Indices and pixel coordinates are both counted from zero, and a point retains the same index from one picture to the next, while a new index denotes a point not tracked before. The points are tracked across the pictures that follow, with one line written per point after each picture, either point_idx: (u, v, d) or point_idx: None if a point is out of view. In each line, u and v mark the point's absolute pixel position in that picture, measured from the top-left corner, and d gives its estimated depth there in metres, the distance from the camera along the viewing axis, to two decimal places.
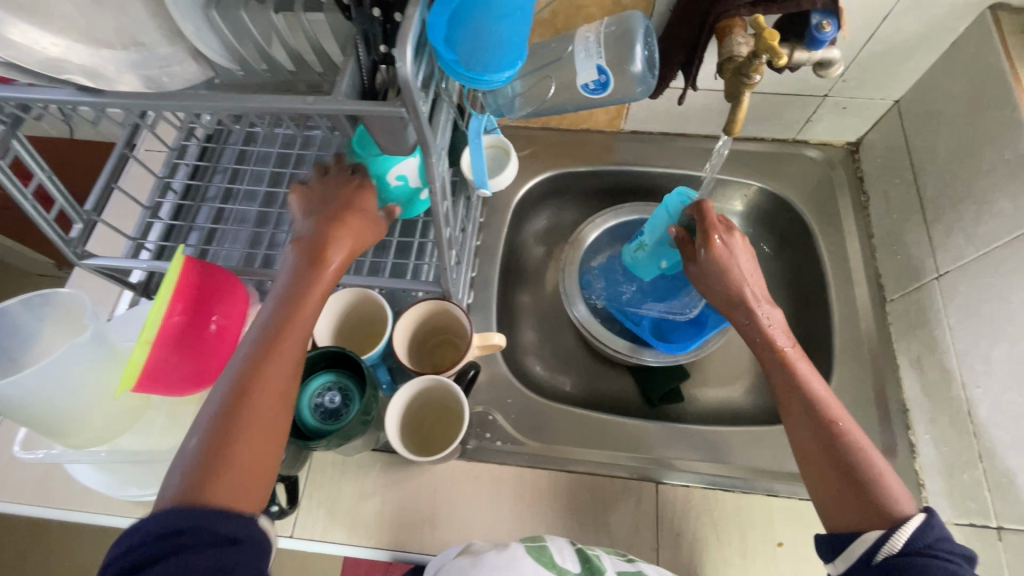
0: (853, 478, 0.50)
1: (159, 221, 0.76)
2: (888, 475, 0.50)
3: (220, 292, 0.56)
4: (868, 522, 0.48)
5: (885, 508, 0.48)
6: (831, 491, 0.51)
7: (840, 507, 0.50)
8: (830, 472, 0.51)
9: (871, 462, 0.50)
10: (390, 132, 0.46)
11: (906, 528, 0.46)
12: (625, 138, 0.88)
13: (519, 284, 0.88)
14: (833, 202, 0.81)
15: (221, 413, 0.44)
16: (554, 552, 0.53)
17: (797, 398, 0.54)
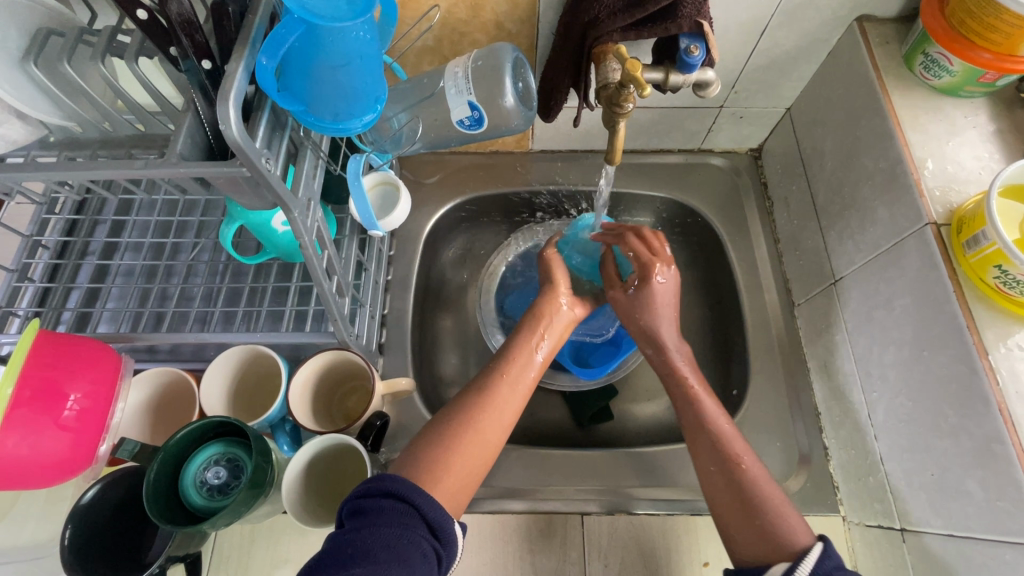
0: (751, 514, 0.51)
1: (29, 285, 0.68)
2: (785, 509, 0.51)
3: (83, 366, 0.51)
4: (770, 558, 0.48)
5: (784, 543, 0.48)
6: (736, 524, 0.52)
7: (746, 542, 0.50)
8: (732, 506, 0.52)
9: (764, 497, 0.51)
10: (241, 190, 0.43)
11: (806, 558, 0.45)
12: (536, 157, 0.87)
13: (441, 315, 0.85)
14: (740, 210, 0.82)
15: (445, 429, 0.52)
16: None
17: (701, 436, 0.57)
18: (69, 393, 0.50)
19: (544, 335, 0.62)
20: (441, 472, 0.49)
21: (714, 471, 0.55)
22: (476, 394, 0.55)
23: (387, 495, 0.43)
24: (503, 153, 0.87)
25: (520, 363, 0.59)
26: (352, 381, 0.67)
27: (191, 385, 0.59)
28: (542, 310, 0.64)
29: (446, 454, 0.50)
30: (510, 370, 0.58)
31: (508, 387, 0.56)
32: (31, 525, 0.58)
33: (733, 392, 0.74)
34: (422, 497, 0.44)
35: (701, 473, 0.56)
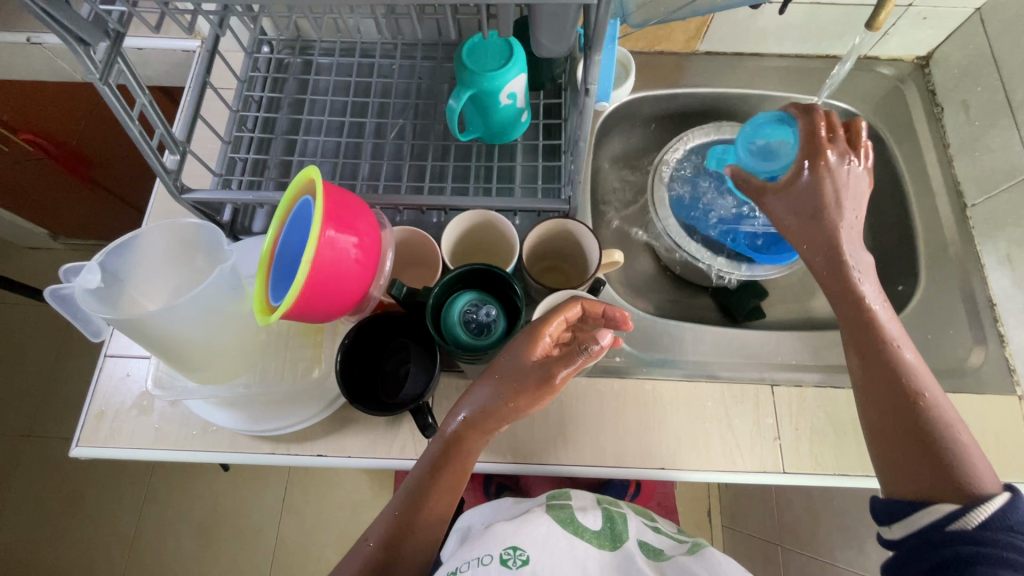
0: (933, 461, 0.49)
1: (243, 155, 0.71)
2: (965, 446, 0.50)
3: (359, 215, 0.55)
4: (942, 495, 0.48)
5: (955, 478, 0.48)
6: (903, 463, 0.51)
7: (911, 478, 0.50)
8: (909, 446, 0.51)
9: (944, 438, 0.50)
10: (556, 27, 0.46)
11: (987, 506, 0.46)
12: (699, 59, 0.88)
13: (601, 212, 0.88)
14: (906, 115, 0.83)
15: (384, 533, 0.54)
16: (575, 510, 0.64)
17: (875, 358, 0.53)
18: (354, 231, 0.53)
19: (458, 459, 0.54)
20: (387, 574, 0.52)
21: (897, 402, 0.52)
22: (405, 498, 0.54)
23: None
24: (666, 54, 0.88)
25: (442, 490, 0.54)
26: (559, 254, 0.69)
27: (432, 246, 0.63)
28: (471, 433, 0.54)
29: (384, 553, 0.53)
30: (435, 501, 0.54)
31: (436, 486, 0.54)
32: (279, 368, 0.64)
33: (898, 288, 0.78)
34: None
35: (864, 401, 0.54)
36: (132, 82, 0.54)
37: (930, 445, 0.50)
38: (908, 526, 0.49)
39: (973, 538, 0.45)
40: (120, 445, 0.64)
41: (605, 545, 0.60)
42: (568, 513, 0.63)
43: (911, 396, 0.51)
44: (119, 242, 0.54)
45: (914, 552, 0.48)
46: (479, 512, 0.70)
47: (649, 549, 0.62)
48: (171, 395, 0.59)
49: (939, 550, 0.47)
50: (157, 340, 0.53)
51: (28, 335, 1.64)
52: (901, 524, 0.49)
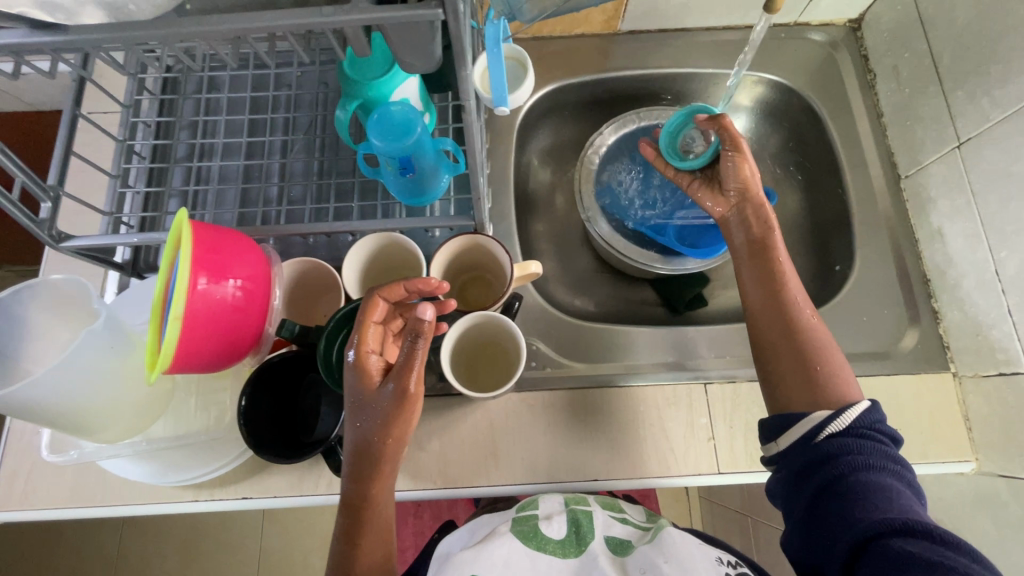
0: (809, 376, 0.55)
1: (133, 190, 0.67)
2: (842, 371, 0.55)
3: (238, 255, 0.51)
4: (818, 402, 0.54)
5: (830, 395, 0.54)
6: (787, 375, 0.56)
7: (790, 391, 0.56)
8: (786, 372, 0.56)
9: (833, 373, 0.55)
10: (416, 43, 0.41)
11: (850, 413, 0.51)
12: (623, 39, 0.83)
13: (533, 211, 0.85)
14: (839, 85, 0.80)
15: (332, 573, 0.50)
16: (540, 519, 0.57)
17: (770, 281, 0.59)
18: (233, 276, 0.49)
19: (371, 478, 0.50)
20: None
21: (779, 325, 0.58)
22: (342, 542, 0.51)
23: None
24: (588, 37, 0.83)
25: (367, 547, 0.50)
26: (476, 268, 0.66)
27: (333, 275, 0.61)
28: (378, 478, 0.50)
29: None
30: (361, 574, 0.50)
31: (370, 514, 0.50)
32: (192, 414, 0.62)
33: (835, 268, 0.76)
34: None
35: (762, 334, 0.59)
36: None
37: (809, 350, 0.56)
38: (791, 435, 0.53)
39: (853, 463, 0.49)
40: (35, 506, 0.62)
41: (570, 552, 0.55)
42: (532, 526, 0.56)
43: (797, 336, 0.57)
44: None
45: (799, 480, 0.52)
46: (455, 538, 0.63)
47: (615, 544, 0.56)
48: (70, 458, 0.56)
49: (813, 462, 0.51)
50: (38, 413, 0.49)
51: None
52: (786, 436, 0.53)
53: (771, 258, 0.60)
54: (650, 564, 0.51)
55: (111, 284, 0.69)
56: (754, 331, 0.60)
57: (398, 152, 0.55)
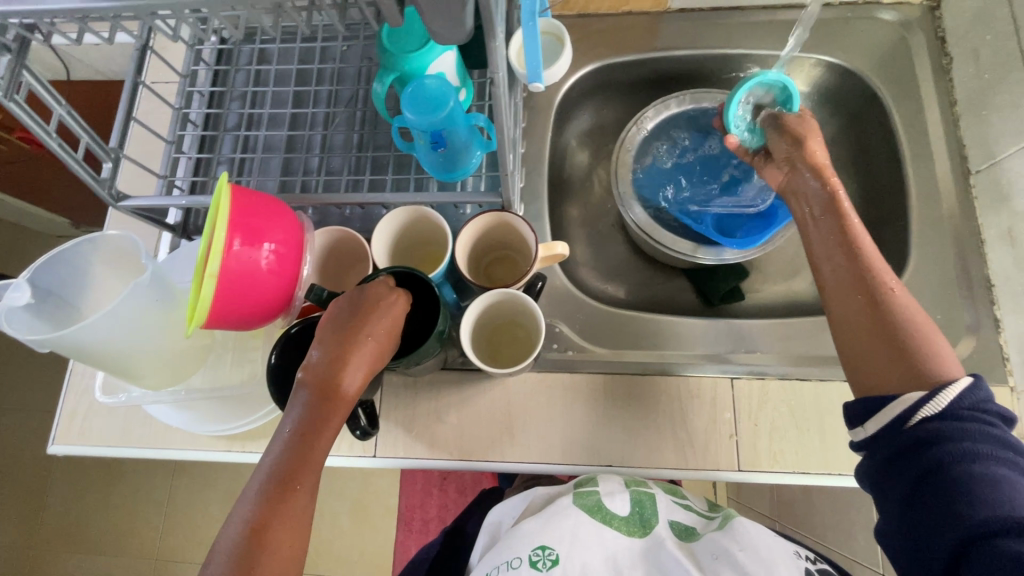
0: (895, 348, 0.51)
1: (186, 156, 0.71)
2: (935, 348, 0.51)
3: (272, 221, 0.53)
4: (906, 383, 0.50)
5: (923, 369, 0.50)
6: (870, 349, 0.53)
7: (872, 368, 0.52)
8: (868, 344, 0.53)
9: (926, 343, 0.51)
10: (447, 14, 0.40)
11: (952, 388, 0.47)
12: (673, 17, 0.79)
13: (567, 192, 0.83)
14: (909, 70, 0.73)
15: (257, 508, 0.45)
16: (603, 493, 0.61)
17: (844, 251, 0.56)
18: (267, 241, 0.52)
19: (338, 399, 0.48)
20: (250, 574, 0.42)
21: (858, 299, 0.54)
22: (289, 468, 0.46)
23: None
24: (636, 14, 0.80)
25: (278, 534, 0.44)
26: (503, 247, 0.66)
27: (362, 243, 0.61)
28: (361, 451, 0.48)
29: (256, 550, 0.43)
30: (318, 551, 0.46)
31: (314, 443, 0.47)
32: (229, 369, 0.65)
33: (887, 267, 0.71)
34: None
35: (839, 304, 0.56)
36: (44, 93, 0.53)
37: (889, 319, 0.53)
38: (882, 419, 0.50)
39: (957, 452, 0.46)
40: (90, 442, 0.68)
41: (634, 531, 0.59)
42: (599, 503, 0.60)
43: (882, 309, 0.53)
44: (47, 256, 0.55)
45: (892, 467, 0.49)
46: (510, 507, 0.72)
47: (680, 530, 0.61)
48: (120, 401, 0.61)
49: (912, 448, 0.48)
50: (91, 357, 0.54)
51: None
52: (877, 419, 0.50)
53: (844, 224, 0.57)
54: (722, 551, 0.54)
55: (164, 244, 0.74)
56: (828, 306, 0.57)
57: (431, 123, 0.56)
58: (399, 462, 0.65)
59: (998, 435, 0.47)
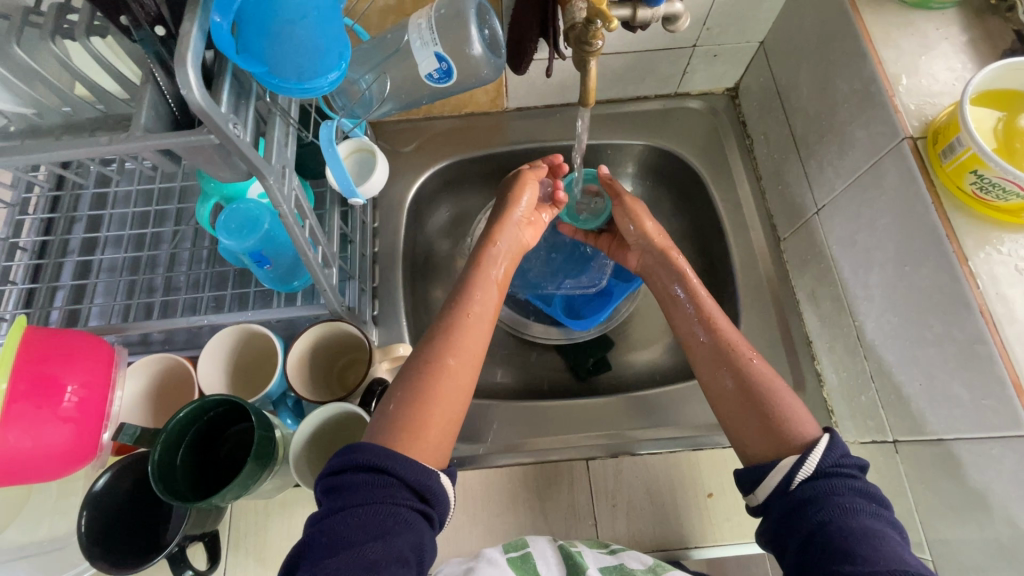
0: (760, 413, 0.51)
1: (13, 288, 0.68)
2: (793, 405, 0.51)
3: (74, 360, 0.51)
4: (782, 449, 0.49)
5: (788, 430, 0.49)
6: (743, 422, 0.52)
7: (756, 438, 0.51)
8: (744, 413, 0.52)
9: (785, 407, 0.51)
10: (211, 162, 0.42)
11: (815, 449, 0.46)
12: (513, 115, 0.86)
13: (432, 284, 0.85)
14: (721, 150, 0.82)
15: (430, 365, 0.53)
16: (538, 558, 0.55)
17: (695, 322, 0.60)
18: (65, 384, 0.50)
19: (498, 268, 0.64)
20: (420, 424, 0.49)
21: (722, 370, 0.56)
22: (421, 364, 0.53)
23: (357, 468, 0.44)
24: (480, 114, 0.86)
25: (444, 396, 0.51)
26: (346, 353, 0.66)
27: (189, 369, 0.59)
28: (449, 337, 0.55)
29: (422, 400, 0.50)
30: (394, 429, 0.48)
31: (473, 320, 0.57)
32: (48, 521, 0.59)
33: None
34: (395, 463, 0.45)
35: (706, 380, 0.57)
36: None
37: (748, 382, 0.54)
38: (767, 486, 0.47)
39: (836, 507, 0.43)
40: None
41: None
42: (531, 563, 0.54)
43: (747, 379, 0.54)
44: None
45: (779, 530, 0.46)
46: None
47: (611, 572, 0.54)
48: None
49: (794, 508, 0.45)
50: None
51: None
52: (763, 488, 0.47)
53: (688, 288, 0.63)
54: None
55: None
56: (703, 383, 0.57)
57: (250, 245, 0.56)
58: None
59: (868, 489, 0.45)
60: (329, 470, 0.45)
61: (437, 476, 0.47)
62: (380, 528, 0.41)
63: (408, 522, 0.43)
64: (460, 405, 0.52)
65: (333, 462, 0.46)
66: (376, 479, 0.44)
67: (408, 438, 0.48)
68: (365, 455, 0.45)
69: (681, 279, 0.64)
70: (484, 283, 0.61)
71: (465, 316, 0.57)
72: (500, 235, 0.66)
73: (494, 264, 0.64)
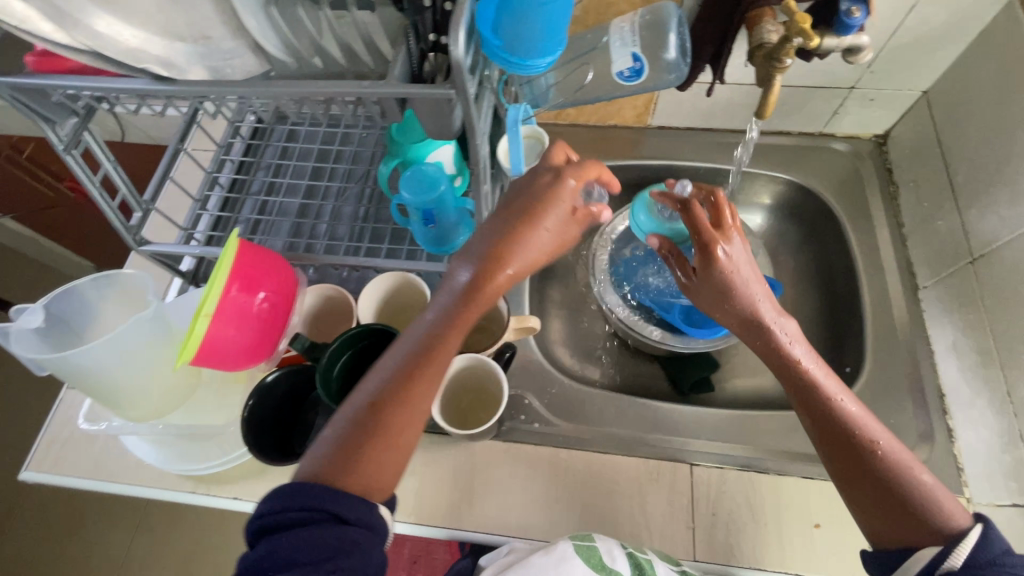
0: (899, 510, 0.49)
1: (208, 213, 0.80)
2: (934, 489, 0.49)
3: (271, 272, 0.59)
4: (922, 539, 0.48)
5: (932, 524, 0.48)
6: (882, 515, 0.50)
7: (886, 523, 0.49)
8: (869, 501, 0.50)
9: (925, 491, 0.49)
10: (437, 115, 0.49)
11: (965, 545, 0.46)
12: (653, 132, 0.90)
13: (550, 276, 0.90)
14: (861, 192, 0.82)
15: (376, 402, 0.49)
16: (605, 552, 0.55)
17: (815, 405, 0.53)
18: (263, 291, 0.58)
19: (468, 300, 0.52)
20: (353, 457, 0.47)
21: (855, 465, 0.51)
22: (369, 407, 0.49)
23: (297, 509, 0.43)
24: (621, 127, 0.91)
25: (403, 427, 0.49)
26: (481, 317, 0.71)
27: (349, 300, 0.67)
28: (434, 350, 0.51)
29: (365, 437, 0.48)
30: (337, 459, 0.47)
31: (437, 352, 0.51)
32: (208, 411, 0.68)
33: (847, 370, 0.74)
34: (330, 500, 0.44)
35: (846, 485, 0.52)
36: (97, 150, 0.63)
37: (881, 471, 0.50)
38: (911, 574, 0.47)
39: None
40: (62, 472, 0.70)
41: None
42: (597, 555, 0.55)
43: (886, 472, 0.50)
44: (60, 291, 0.60)
45: None
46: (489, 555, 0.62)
47: None
48: (99, 429, 0.63)
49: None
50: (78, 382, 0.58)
51: None
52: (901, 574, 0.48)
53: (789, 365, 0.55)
54: None
55: (173, 289, 0.80)
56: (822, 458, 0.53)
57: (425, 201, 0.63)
58: None
59: None
60: (259, 516, 0.44)
61: (378, 508, 0.47)
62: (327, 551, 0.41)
63: (354, 544, 0.43)
64: (416, 431, 0.50)
65: (267, 504, 0.44)
66: (309, 515, 0.43)
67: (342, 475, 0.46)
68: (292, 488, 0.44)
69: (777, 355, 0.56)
70: (468, 307, 0.52)
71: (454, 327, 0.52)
72: (503, 250, 0.53)
73: (495, 274, 0.53)
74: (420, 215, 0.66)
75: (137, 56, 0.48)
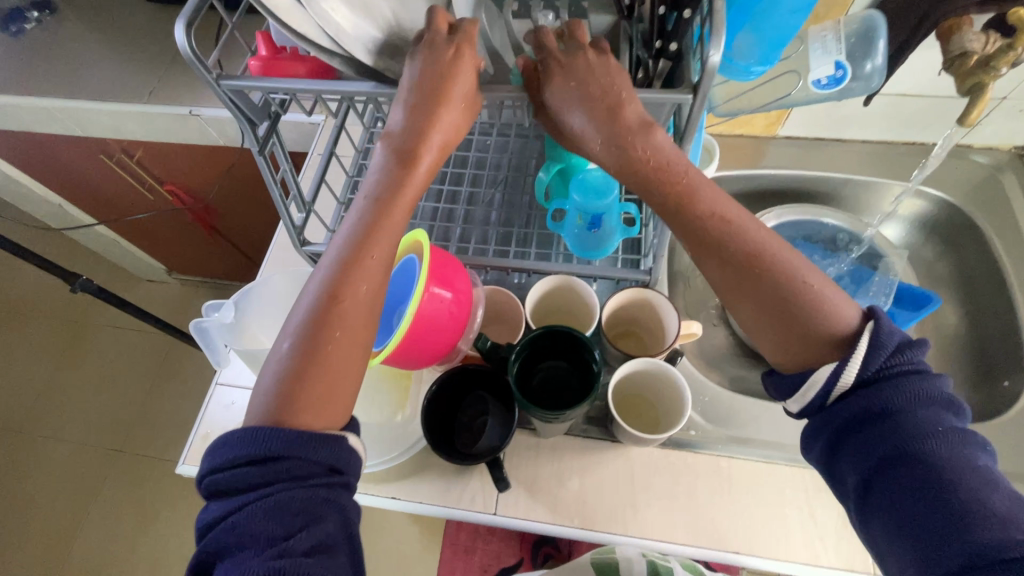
0: (783, 326, 0.45)
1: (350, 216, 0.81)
2: (829, 291, 0.45)
3: (457, 275, 0.60)
4: (814, 352, 0.45)
5: (823, 325, 0.44)
6: (762, 326, 0.46)
7: (787, 342, 0.46)
8: (783, 340, 0.46)
9: (820, 304, 0.44)
10: None
11: (863, 347, 0.43)
12: (779, 142, 0.90)
13: (674, 284, 0.89)
14: (1004, 203, 0.81)
15: (320, 300, 0.47)
16: None
17: (705, 243, 0.46)
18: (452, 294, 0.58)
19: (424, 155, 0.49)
20: (304, 376, 0.45)
21: (746, 307, 0.46)
22: (331, 293, 0.47)
23: (249, 464, 0.42)
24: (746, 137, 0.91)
25: (349, 333, 0.47)
26: (638, 322, 0.71)
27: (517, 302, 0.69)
28: (378, 227, 0.49)
29: (318, 353, 0.45)
30: (291, 379, 0.45)
31: (382, 227, 0.49)
32: (367, 410, 0.70)
33: (1003, 383, 0.73)
34: (281, 462, 0.42)
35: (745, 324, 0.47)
36: (280, 153, 0.64)
37: (797, 307, 0.44)
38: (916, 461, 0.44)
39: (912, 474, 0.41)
40: None
41: None
42: None
43: (783, 299, 0.45)
44: (252, 285, 0.64)
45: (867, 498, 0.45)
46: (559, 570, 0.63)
47: None
48: None
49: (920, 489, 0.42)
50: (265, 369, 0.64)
51: (122, 364, 1.78)
52: (798, 401, 0.47)
53: (689, 217, 0.46)
54: None
55: None
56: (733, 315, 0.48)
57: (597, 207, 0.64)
58: (520, 524, 0.65)
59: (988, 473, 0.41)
60: (211, 472, 0.43)
61: (345, 441, 0.45)
62: (296, 513, 0.41)
63: (328, 506, 0.42)
64: (359, 350, 0.47)
65: (210, 462, 0.43)
66: (259, 476, 0.41)
67: (289, 398, 0.44)
68: (261, 432, 0.42)
69: (678, 198, 0.46)
70: (398, 187, 0.49)
71: (379, 215, 0.49)
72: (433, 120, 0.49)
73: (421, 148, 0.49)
74: (585, 219, 0.67)
75: (365, 60, 0.51)
